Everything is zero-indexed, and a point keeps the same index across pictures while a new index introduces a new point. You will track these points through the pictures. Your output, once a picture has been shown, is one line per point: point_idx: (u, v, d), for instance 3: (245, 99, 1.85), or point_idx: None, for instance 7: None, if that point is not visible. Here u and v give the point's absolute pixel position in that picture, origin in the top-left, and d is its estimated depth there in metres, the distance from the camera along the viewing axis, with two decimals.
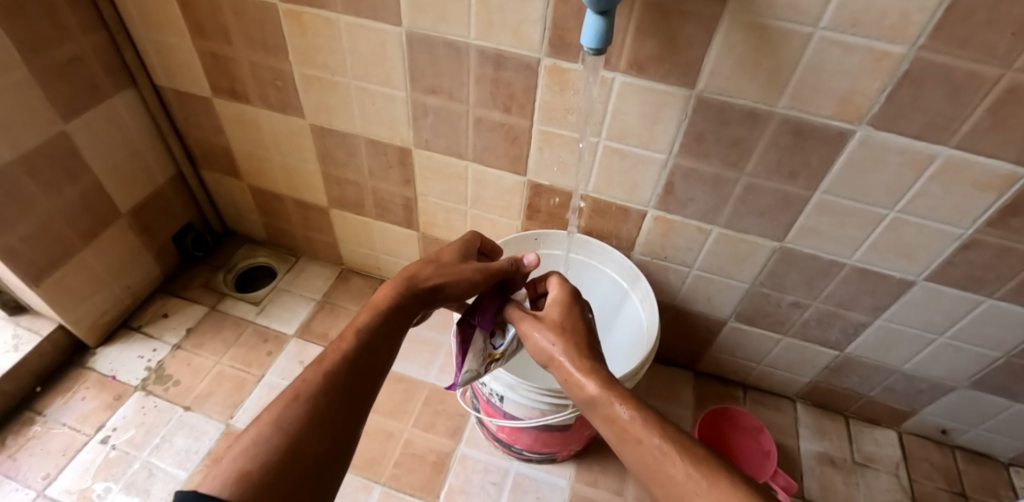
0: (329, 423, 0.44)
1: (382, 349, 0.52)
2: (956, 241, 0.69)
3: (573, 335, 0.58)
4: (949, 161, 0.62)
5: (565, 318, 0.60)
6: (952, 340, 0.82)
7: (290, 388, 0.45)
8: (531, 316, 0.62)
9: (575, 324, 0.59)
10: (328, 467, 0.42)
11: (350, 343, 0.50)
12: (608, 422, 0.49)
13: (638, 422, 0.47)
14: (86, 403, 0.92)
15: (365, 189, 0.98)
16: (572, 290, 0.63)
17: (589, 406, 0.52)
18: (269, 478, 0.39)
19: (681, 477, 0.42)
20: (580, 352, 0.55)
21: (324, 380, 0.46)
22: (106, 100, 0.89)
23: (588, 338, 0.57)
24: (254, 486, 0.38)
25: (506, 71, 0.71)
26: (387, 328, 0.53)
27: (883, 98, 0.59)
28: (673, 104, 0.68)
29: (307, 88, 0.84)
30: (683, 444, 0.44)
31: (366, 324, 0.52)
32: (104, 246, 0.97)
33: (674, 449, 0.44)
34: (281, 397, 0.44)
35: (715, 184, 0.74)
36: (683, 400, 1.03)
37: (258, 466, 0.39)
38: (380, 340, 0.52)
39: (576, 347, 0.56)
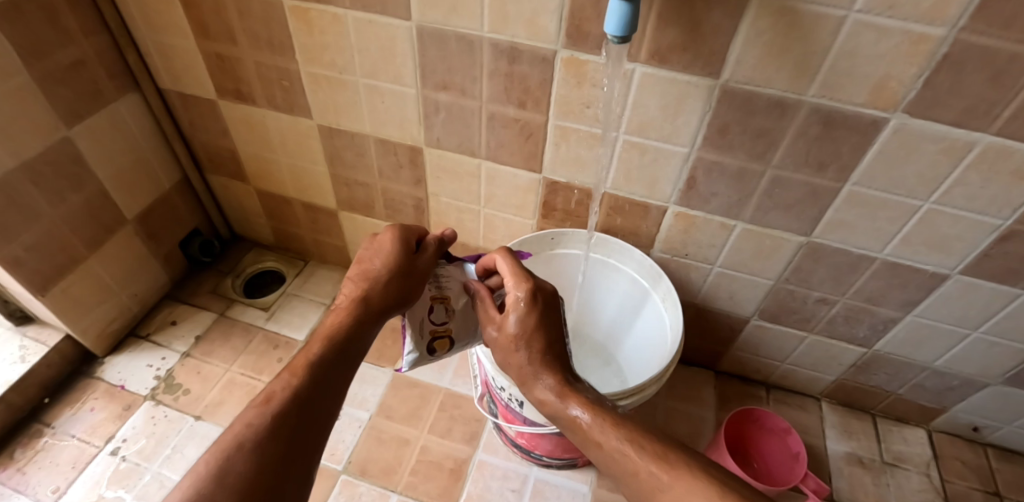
0: (275, 473, 0.44)
1: (332, 384, 0.52)
2: (993, 233, 0.66)
3: (532, 342, 0.54)
4: (988, 149, 0.59)
5: (521, 325, 0.55)
6: (986, 335, 0.79)
7: (233, 437, 0.45)
8: (491, 316, 0.58)
9: (533, 332, 0.54)
10: None
11: (299, 380, 0.50)
12: (570, 427, 0.50)
13: (597, 427, 0.48)
14: (95, 414, 0.90)
15: (375, 190, 0.95)
16: (530, 293, 0.55)
17: (553, 414, 0.53)
18: None
19: (642, 474, 0.44)
20: (542, 360, 0.54)
21: (270, 425, 0.46)
22: (109, 105, 0.87)
23: (549, 339, 0.55)
24: None
25: (521, 64, 0.68)
26: (340, 359, 0.53)
27: (920, 84, 0.56)
28: (696, 95, 0.65)
29: (314, 87, 0.82)
30: (640, 441, 0.46)
31: (316, 358, 0.52)
32: (110, 255, 0.95)
33: (632, 447, 0.46)
34: (223, 449, 0.44)
35: (740, 177, 0.72)
36: (704, 401, 1.00)
37: None
38: (330, 374, 0.52)
39: (538, 355, 0.54)
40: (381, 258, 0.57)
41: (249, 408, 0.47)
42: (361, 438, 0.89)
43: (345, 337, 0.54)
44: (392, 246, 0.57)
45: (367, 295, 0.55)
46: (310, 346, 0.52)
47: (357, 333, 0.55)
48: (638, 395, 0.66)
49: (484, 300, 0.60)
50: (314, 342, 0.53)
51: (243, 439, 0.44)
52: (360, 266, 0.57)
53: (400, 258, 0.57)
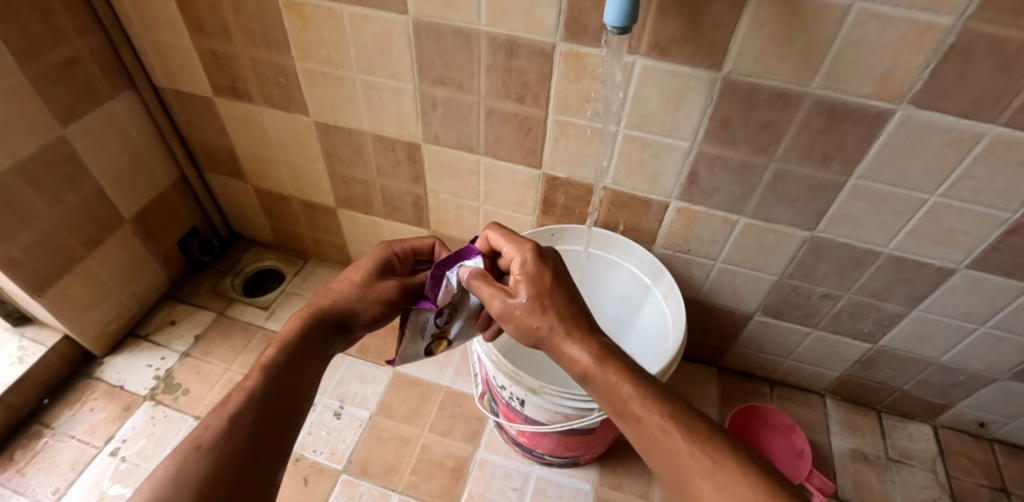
0: (233, 471, 0.45)
1: (293, 384, 0.53)
2: (1001, 226, 0.65)
3: (552, 305, 0.51)
4: (997, 140, 0.58)
5: (544, 281, 0.52)
6: (993, 329, 0.78)
7: (190, 438, 0.46)
8: (499, 289, 0.53)
9: (552, 290, 0.52)
10: None
11: (257, 375, 0.51)
12: (607, 398, 0.46)
13: (637, 399, 0.45)
14: (95, 415, 0.90)
15: (374, 188, 0.95)
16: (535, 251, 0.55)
17: (584, 380, 0.49)
18: None
19: (685, 456, 0.42)
20: (567, 322, 0.50)
21: (226, 423, 0.47)
22: (105, 103, 0.87)
23: (569, 298, 0.51)
24: None
25: (519, 58, 0.67)
26: (297, 363, 0.54)
27: (927, 75, 0.55)
28: (698, 87, 0.64)
29: (310, 84, 0.81)
30: (683, 423, 0.44)
31: (273, 359, 0.53)
32: (108, 254, 0.94)
33: (675, 426, 0.44)
34: (180, 450, 0.45)
35: (742, 171, 0.70)
36: (707, 398, 0.99)
37: None
38: (287, 372, 0.53)
39: (566, 312, 0.50)
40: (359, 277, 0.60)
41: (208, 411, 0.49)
42: (361, 437, 0.89)
43: (306, 342, 0.56)
44: (369, 265, 0.61)
45: (328, 306, 0.59)
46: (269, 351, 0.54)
47: (319, 340, 0.57)
48: None
49: (482, 277, 0.56)
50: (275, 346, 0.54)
51: (198, 441, 0.45)
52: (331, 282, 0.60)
53: (373, 271, 0.61)
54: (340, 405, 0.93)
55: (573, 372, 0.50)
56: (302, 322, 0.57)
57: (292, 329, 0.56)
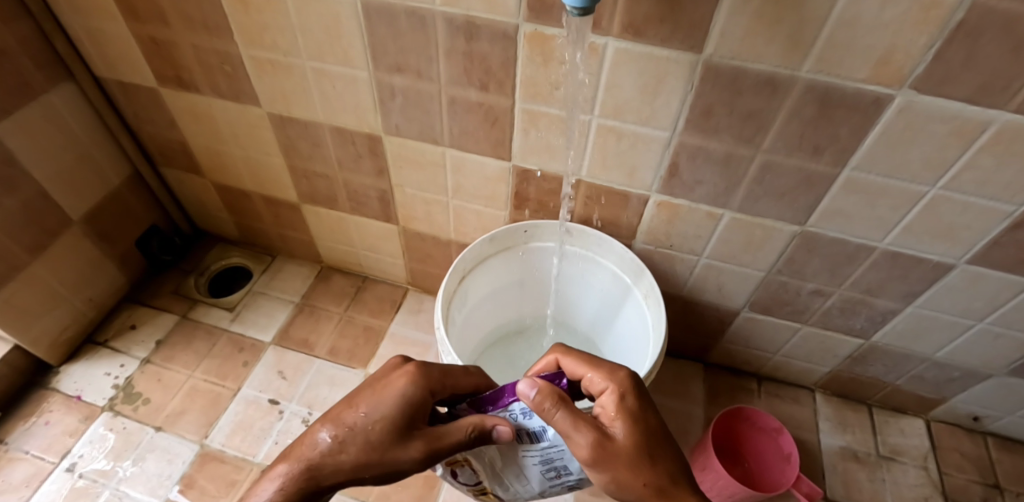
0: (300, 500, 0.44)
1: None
2: (1005, 220, 0.60)
3: (634, 418, 0.44)
4: (1004, 129, 0.52)
5: (622, 434, 0.43)
6: (991, 326, 0.73)
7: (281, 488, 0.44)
8: (592, 425, 0.43)
9: (640, 412, 0.45)
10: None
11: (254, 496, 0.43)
12: (613, 453, 0.42)
13: (622, 419, 0.44)
14: (50, 429, 0.86)
15: (336, 182, 0.88)
16: (627, 383, 0.46)
17: (604, 462, 0.42)
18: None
19: (626, 442, 0.43)
20: (647, 451, 0.43)
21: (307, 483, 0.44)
22: (40, 98, 0.79)
23: (655, 425, 0.45)
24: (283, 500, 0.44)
25: (480, 42, 0.60)
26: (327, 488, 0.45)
27: (930, 57, 0.48)
28: (677, 73, 0.57)
29: (258, 72, 0.74)
30: (650, 438, 0.44)
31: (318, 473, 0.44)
32: (57, 259, 0.88)
33: (647, 450, 0.43)
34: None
35: (727, 163, 0.65)
36: (693, 395, 0.95)
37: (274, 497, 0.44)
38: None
39: (653, 493, 0.43)
40: (385, 392, 0.45)
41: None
42: None
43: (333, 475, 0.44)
44: (392, 402, 0.45)
45: (329, 472, 0.44)
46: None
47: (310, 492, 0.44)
48: None
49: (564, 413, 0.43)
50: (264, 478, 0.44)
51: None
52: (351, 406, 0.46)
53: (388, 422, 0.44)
54: (309, 412, 0.89)
55: (610, 475, 0.42)
56: (320, 452, 0.44)
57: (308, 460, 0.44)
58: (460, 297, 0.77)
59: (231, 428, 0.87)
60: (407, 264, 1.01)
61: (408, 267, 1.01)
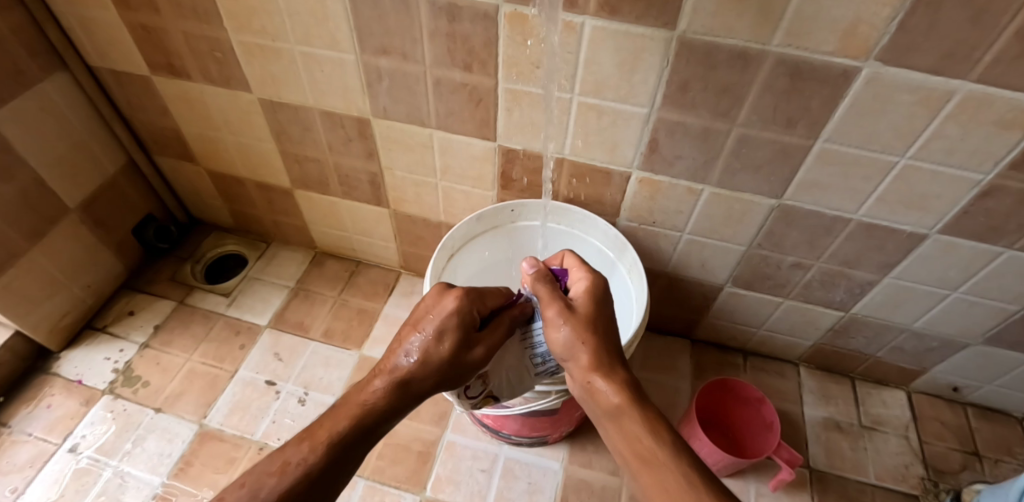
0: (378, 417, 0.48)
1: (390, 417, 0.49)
2: (974, 188, 0.62)
3: (590, 300, 0.53)
4: (968, 98, 0.53)
5: (580, 309, 0.52)
6: (966, 295, 0.75)
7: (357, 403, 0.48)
8: (557, 295, 0.53)
9: (599, 297, 0.53)
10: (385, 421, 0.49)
11: (360, 410, 0.48)
12: (563, 314, 0.52)
13: (582, 295, 0.54)
14: (52, 412, 0.88)
15: (327, 166, 0.90)
16: (600, 279, 0.55)
17: (557, 321, 0.52)
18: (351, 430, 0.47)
19: (579, 310, 0.52)
20: (591, 324, 0.51)
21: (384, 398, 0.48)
22: (34, 86, 0.80)
23: (607, 312, 0.52)
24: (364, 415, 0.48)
25: (461, 22, 0.62)
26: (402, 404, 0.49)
27: (893, 28, 0.50)
28: (653, 49, 0.59)
29: (248, 57, 0.75)
30: (598, 318, 0.52)
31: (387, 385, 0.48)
32: (54, 245, 0.90)
33: (591, 324, 0.51)
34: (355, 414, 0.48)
35: (705, 137, 0.66)
36: (680, 371, 0.97)
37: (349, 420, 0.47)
38: (383, 422, 0.48)
39: (589, 362, 0.49)
40: (438, 309, 0.50)
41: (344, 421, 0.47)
42: None
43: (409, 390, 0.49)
44: (449, 325, 0.49)
45: (412, 381, 0.49)
46: (338, 420, 0.47)
47: (405, 401, 0.49)
48: None
49: (543, 281, 0.55)
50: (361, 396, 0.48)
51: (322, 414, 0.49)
52: (414, 328, 0.50)
53: (455, 335, 0.49)
54: (306, 392, 0.91)
55: (558, 332, 0.51)
56: (380, 391, 0.48)
57: (389, 383, 0.48)
58: (449, 274, 0.80)
59: (229, 408, 0.89)
60: (399, 248, 1.03)
61: (400, 250, 1.04)
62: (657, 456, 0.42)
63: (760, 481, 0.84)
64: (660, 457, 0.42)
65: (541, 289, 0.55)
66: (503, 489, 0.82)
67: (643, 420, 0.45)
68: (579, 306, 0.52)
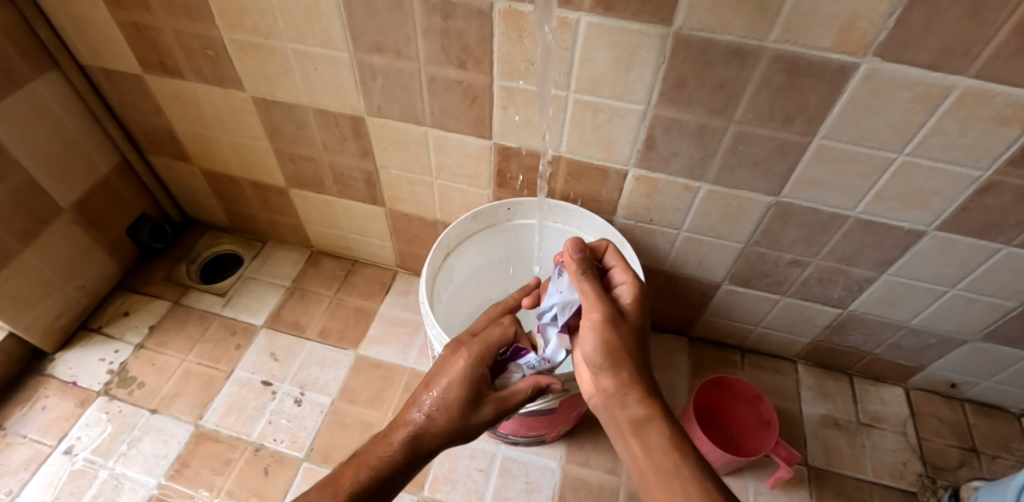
0: (394, 470, 0.52)
1: (407, 469, 0.53)
2: (972, 185, 0.61)
3: (635, 309, 0.56)
4: (966, 94, 0.53)
5: (628, 316, 0.55)
6: (964, 291, 0.75)
7: (375, 456, 0.52)
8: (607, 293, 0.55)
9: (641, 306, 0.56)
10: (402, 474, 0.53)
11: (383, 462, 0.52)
12: (613, 314, 0.53)
13: (628, 301, 0.56)
14: (47, 413, 0.88)
15: (322, 165, 0.89)
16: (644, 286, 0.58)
17: (607, 320, 0.53)
18: (370, 482, 0.51)
19: (627, 316, 0.54)
20: (635, 334, 0.54)
21: (401, 453, 0.52)
22: (25, 86, 0.80)
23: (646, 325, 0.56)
24: (382, 470, 0.52)
25: (456, 19, 0.61)
26: (418, 457, 0.53)
27: (892, 24, 0.49)
28: (649, 45, 0.58)
29: (240, 55, 0.75)
30: (641, 329, 0.55)
31: (404, 441, 0.52)
32: (47, 246, 0.89)
33: (636, 332, 0.54)
34: (373, 467, 0.51)
35: (701, 134, 0.66)
36: (678, 369, 0.97)
37: (368, 473, 0.51)
38: (401, 473, 0.53)
39: (629, 372, 0.52)
40: (450, 372, 0.53)
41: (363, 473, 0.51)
42: (323, 424, 0.87)
43: (426, 446, 0.53)
44: (457, 387, 0.52)
45: (426, 439, 0.53)
46: (359, 470, 0.51)
47: (418, 457, 0.53)
48: None
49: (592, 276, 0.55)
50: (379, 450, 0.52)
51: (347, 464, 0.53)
52: (426, 387, 0.53)
53: (466, 396, 0.52)
54: (302, 392, 0.91)
55: (605, 330, 0.52)
56: (397, 445, 0.52)
57: (406, 439, 0.52)
58: (445, 273, 0.79)
59: (225, 409, 0.88)
60: (395, 246, 1.03)
61: (396, 249, 1.03)
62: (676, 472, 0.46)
63: (758, 478, 0.84)
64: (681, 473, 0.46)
65: (590, 282, 0.55)
66: (500, 488, 0.82)
67: (666, 435, 0.49)
68: (628, 307, 0.55)
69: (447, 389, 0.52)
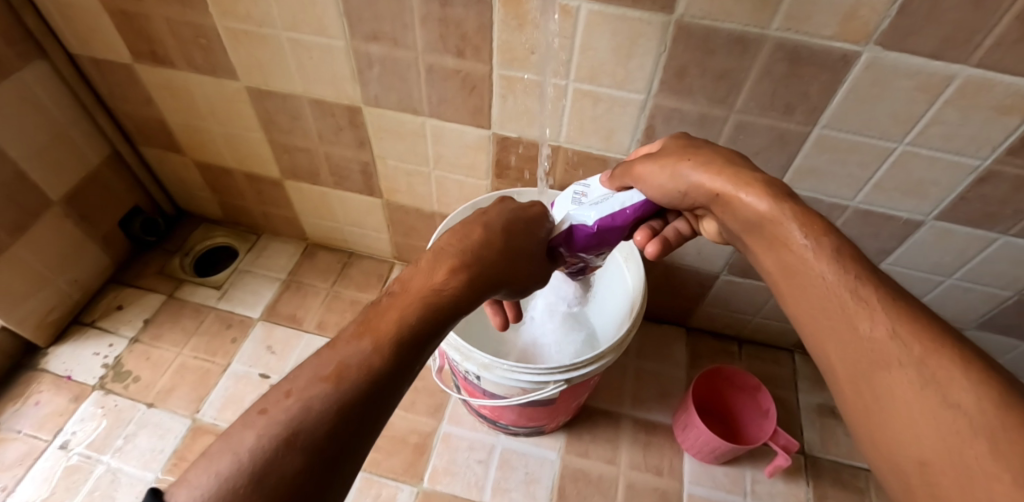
0: (403, 347, 0.37)
1: (408, 375, 0.37)
2: (971, 175, 0.62)
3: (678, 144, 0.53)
4: (968, 82, 0.53)
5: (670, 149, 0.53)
6: (961, 281, 0.76)
7: (371, 342, 0.36)
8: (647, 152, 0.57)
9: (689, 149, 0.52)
10: (402, 375, 0.37)
11: (389, 332, 0.37)
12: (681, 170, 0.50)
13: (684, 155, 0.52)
14: (40, 408, 0.87)
15: (318, 156, 0.88)
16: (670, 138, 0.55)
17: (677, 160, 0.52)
18: (367, 357, 0.35)
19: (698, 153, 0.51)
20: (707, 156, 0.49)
21: (418, 318, 0.39)
22: (11, 75, 0.78)
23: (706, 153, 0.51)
24: (388, 348, 0.36)
25: (453, 7, 0.60)
26: (436, 332, 0.40)
27: (894, 12, 0.49)
28: (649, 34, 0.58)
29: (233, 44, 0.73)
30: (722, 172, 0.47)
31: (412, 320, 0.38)
32: (38, 239, 0.88)
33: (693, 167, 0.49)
34: (333, 373, 0.34)
35: (702, 124, 0.66)
36: (676, 359, 0.98)
37: (355, 362, 0.35)
38: (397, 375, 0.36)
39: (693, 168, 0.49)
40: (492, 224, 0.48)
41: (322, 379, 0.34)
42: None
43: (454, 313, 0.41)
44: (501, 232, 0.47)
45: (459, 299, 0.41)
46: (360, 342, 0.36)
47: (442, 327, 0.40)
48: (597, 363, 0.65)
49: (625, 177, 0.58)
50: (388, 317, 0.38)
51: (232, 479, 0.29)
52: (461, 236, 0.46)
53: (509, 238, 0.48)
54: None
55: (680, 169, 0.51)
56: (417, 313, 0.39)
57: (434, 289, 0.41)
58: None
59: (222, 402, 0.88)
60: (392, 239, 1.02)
61: (393, 241, 1.02)
62: (988, 417, 0.26)
63: (756, 467, 0.85)
64: (985, 443, 0.26)
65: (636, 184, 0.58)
66: (500, 480, 0.82)
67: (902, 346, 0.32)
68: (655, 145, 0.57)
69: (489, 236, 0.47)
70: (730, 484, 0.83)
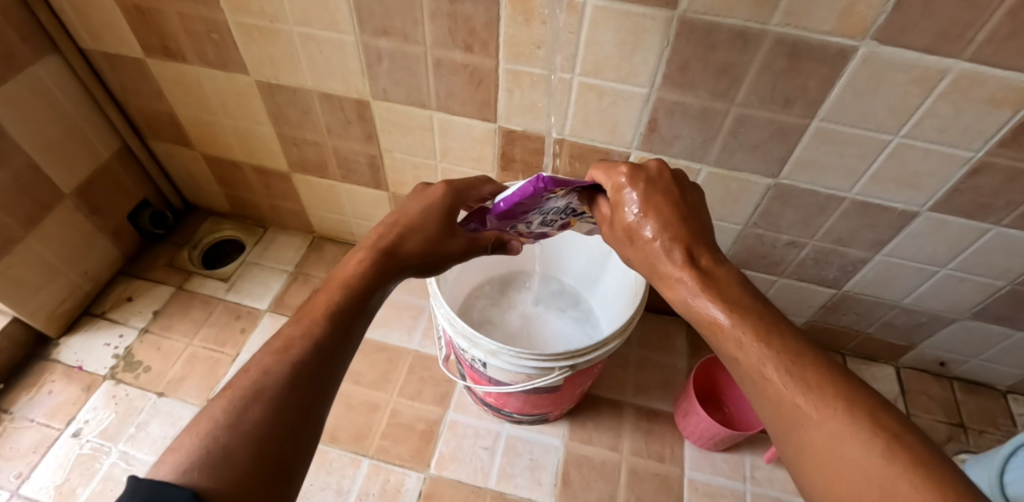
0: (333, 321, 0.45)
1: (345, 342, 0.45)
2: (964, 166, 0.63)
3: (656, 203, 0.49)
4: (961, 76, 0.54)
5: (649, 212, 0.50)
6: (955, 271, 0.78)
7: (304, 320, 0.44)
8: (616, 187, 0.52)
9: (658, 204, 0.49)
10: (339, 341, 0.45)
11: (323, 311, 0.45)
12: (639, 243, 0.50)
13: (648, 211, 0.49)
14: (53, 397, 0.88)
15: (326, 149, 0.90)
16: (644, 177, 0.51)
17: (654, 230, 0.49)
18: (303, 331, 0.43)
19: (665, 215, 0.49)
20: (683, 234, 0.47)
21: (343, 296, 0.47)
22: (25, 70, 0.79)
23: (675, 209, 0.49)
24: (320, 323, 0.44)
25: (463, 3, 0.62)
26: (362, 306, 0.48)
27: (891, 8, 0.51)
28: (653, 29, 0.59)
29: (245, 39, 0.75)
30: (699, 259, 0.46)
31: (338, 300, 0.47)
32: (50, 231, 0.89)
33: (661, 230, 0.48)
34: (275, 347, 0.42)
35: (703, 117, 0.67)
36: (677, 349, 0.99)
37: (297, 335, 0.43)
38: (338, 344, 0.44)
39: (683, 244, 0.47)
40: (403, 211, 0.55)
41: (267, 353, 0.41)
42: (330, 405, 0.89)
43: (374, 286, 0.50)
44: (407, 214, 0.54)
45: (376, 272, 0.50)
46: (298, 324, 0.44)
47: (369, 299, 0.49)
48: (600, 350, 0.66)
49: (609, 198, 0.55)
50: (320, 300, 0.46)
51: (207, 432, 0.35)
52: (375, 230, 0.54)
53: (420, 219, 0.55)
54: None
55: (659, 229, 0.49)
56: (342, 293, 0.47)
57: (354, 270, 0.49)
58: None
59: None
60: None
61: None
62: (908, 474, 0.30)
63: (755, 453, 0.87)
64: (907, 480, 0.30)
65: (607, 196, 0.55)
66: (505, 466, 0.84)
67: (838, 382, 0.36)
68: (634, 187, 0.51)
69: (400, 221, 0.54)
70: (730, 469, 0.85)
